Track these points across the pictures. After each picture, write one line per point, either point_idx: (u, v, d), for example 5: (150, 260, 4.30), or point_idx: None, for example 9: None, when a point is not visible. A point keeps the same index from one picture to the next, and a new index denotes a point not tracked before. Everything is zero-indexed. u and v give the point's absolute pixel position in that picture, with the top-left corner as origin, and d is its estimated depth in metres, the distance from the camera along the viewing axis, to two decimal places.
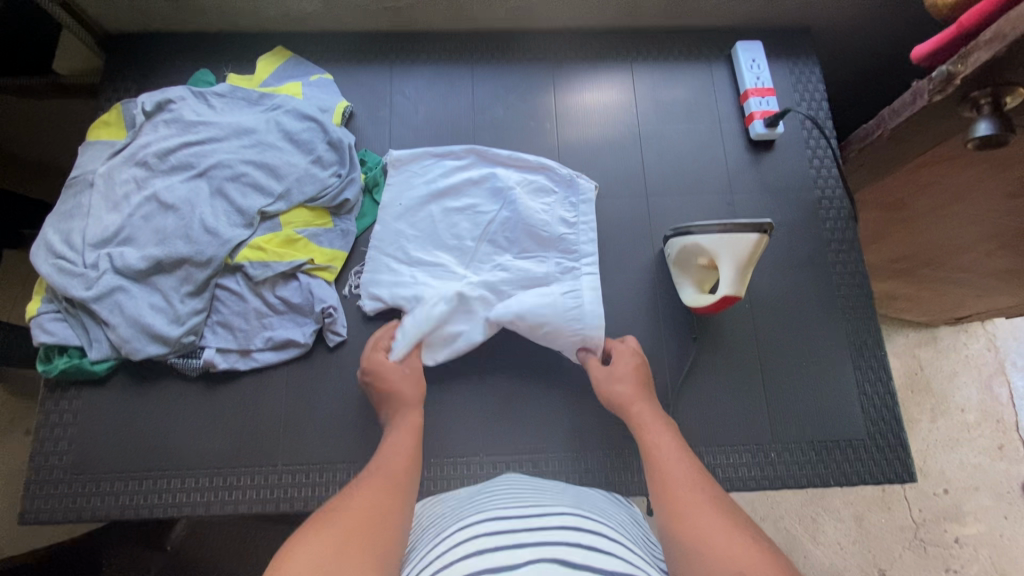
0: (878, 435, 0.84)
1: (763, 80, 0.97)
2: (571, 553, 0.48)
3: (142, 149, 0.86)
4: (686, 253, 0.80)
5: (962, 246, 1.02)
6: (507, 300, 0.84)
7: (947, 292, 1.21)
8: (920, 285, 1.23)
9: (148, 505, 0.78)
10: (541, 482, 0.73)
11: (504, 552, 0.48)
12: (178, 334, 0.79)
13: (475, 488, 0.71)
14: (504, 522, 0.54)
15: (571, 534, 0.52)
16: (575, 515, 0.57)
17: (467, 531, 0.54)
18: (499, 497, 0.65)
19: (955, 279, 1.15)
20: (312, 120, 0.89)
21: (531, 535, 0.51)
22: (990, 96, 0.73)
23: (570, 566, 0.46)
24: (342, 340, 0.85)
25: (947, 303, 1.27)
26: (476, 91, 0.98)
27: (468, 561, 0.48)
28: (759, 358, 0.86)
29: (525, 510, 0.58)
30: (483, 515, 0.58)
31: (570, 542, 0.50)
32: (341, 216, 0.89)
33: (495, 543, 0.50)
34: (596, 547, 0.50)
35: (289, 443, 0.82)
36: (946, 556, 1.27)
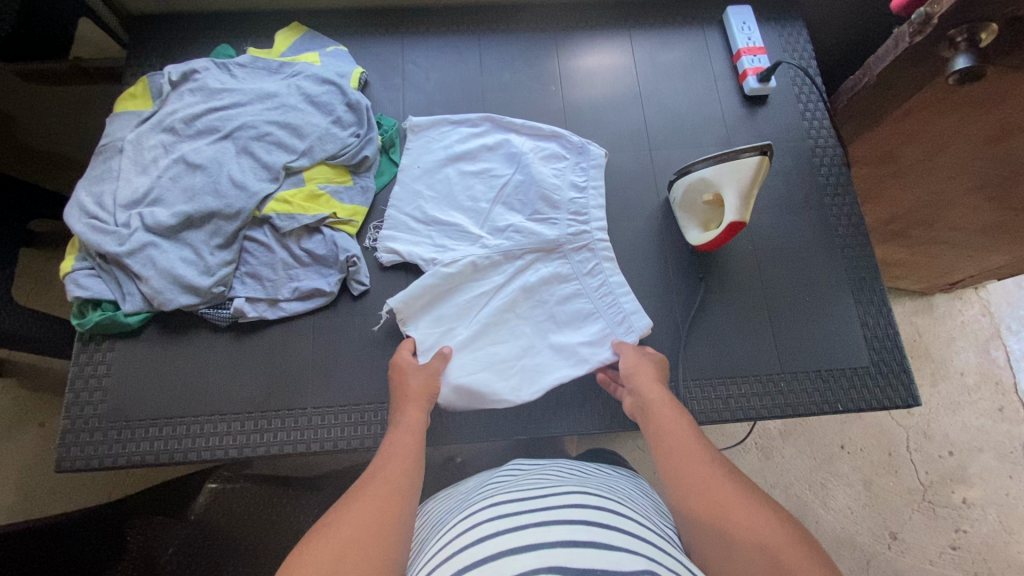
0: (881, 362, 0.87)
1: (753, 40, 1.03)
2: (574, 533, 0.51)
3: (169, 116, 0.91)
4: (693, 191, 0.85)
5: (951, 200, 1.07)
6: (537, 299, 0.88)
7: (939, 253, 1.25)
8: (912, 247, 1.27)
9: (181, 450, 0.80)
10: (559, 465, 0.75)
11: (508, 535, 0.52)
12: (209, 284, 0.82)
13: (496, 474, 0.74)
14: (515, 507, 0.57)
15: (581, 513, 0.55)
16: (581, 494, 0.60)
17: (481, 516, 0.58)
18: (517, 481, 0.68)
19: (945, 237, 1.20)
20: (331, 84, 0.94)
21: (541, 516, 0.54)
22: (966, 34, 0.79)
23: (577, 544, 0.50)
24: (365, 289, 0.88)
25: (940, 268, 1.32)
26: (483, 62, 1.04)
27: (477, 546, 0.52)
28: (764, 298, 0.90)
29: (536, 493, 0.61)
30: (494, 499, 0.62)
31: (575, 522, 0.53)
32: (361, 174, 0.93)
33: (504, 527, 0.53)
34: (602, 525, 0.53)
35: (318, 386, 0.84)
36: (956, 517, 1.29)
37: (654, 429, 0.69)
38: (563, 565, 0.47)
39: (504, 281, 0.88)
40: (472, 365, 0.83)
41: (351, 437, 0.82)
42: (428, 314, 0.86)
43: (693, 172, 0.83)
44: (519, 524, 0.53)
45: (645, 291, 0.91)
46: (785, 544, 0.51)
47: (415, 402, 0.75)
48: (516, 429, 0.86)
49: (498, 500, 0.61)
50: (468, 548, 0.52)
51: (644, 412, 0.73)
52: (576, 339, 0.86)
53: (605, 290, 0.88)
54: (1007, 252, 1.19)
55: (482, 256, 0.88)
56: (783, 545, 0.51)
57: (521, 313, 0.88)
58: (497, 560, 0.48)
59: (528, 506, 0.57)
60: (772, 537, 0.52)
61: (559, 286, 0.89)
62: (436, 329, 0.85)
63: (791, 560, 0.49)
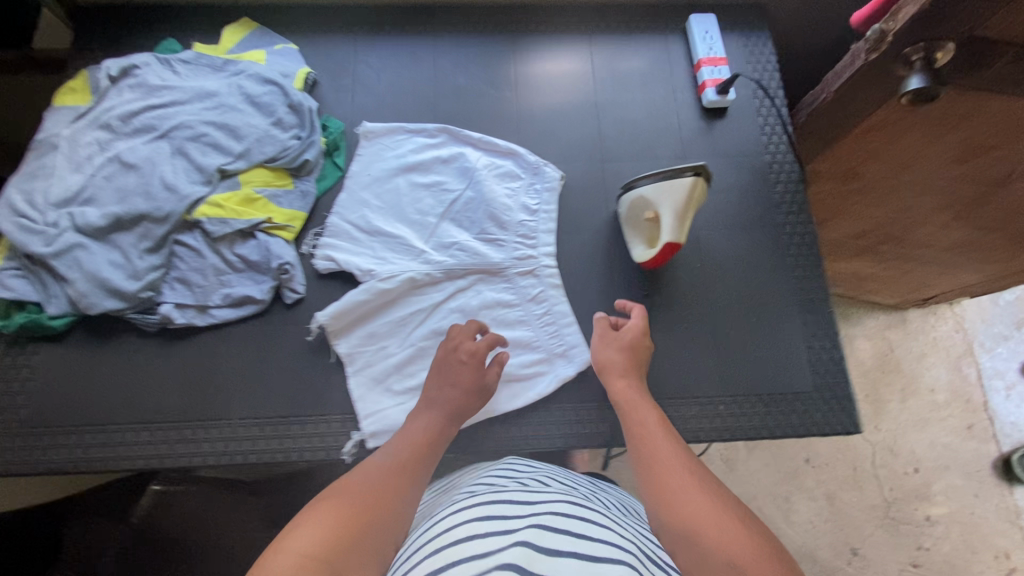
0: (824, 388, 0.86)
1: (715, 50, 1.00)
2: (561, 543, 0.50)
3: (107, 113, 0.89)
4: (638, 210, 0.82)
5: (920, 216, 1.05)
6: (479, 326, 0.86)
7: (911, 268, 1.24)
8: (884, 263, 1.25)
9: (101, 458, 0.78)
10: (546, 471, 0.74)
11: (495, 536, 0.51)
12: (135, 288, 0.80)
13: (479, 471, 0.73)
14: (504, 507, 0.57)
15: (567, 521, 0.54)
16: (568, 503, 0.59)
17: (465, 517, 0.57)
18: (502, 480, 0.67)
19: (915, 253, 1.18)
20: (273, 84, 0.91)
21: (527, 520, 0.54)
22: (922, 52, 0.75)
23: (564, 556, 0.49)
24: (299, 297, 0.86)
25: (914, 282, 1.30)
26: (438, 64, 1.01)
27: (465, 543, 0.51)
28: (710, 317, 0.89)
29: (523, 496, 0.60)
30: (485, 496, 0.61)
31: (561, 532, 0.52)
32: (301, 177, 0.90)
33: (493, 529, 0.53)
34: (586, 534, 0.52)
35: (246, 398, 0.82)
36: (918, 534, 1.28)
37: (637, 441, 0.67)
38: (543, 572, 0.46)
39: (443, 298, 0.86)
40: (399, 393, 0.82)
41: (276, 451, 0.80)
42: (359, 330, 0.84)
43: (637, 191, 0.80)
44: (510, 526, 0.52)
45: (590, 307, 0.89)
46: (753, 559, 0.50)
47: (431, 403, 0.74)
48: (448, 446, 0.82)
49: (490, 498, 0.60)
50: (454, 545, 0.51)
51: (633, 418, 0.71)
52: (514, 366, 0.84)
53: (549, 318, 0.87)
54: (978, 269, 1.19)
55: (423, 271, 0.86)
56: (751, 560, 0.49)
57: None
58: (482, 557, 0.48)
59: (517, 510, 0.56)
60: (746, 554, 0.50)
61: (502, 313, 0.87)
62: (366, 346, 0.84)
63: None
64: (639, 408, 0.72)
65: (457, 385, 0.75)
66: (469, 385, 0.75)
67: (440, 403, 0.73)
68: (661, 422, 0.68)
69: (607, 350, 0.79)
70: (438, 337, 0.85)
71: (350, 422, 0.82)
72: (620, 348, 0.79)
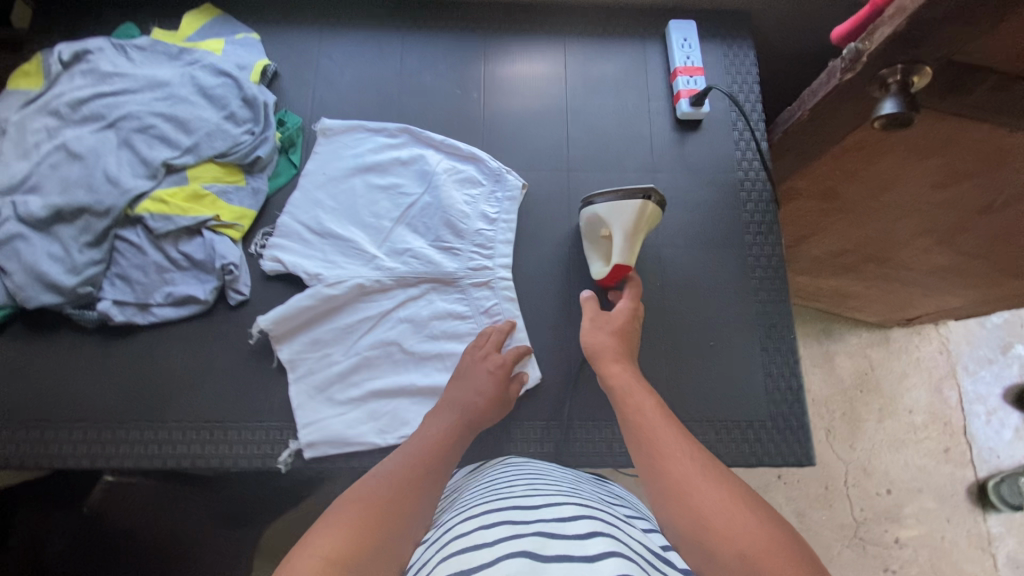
0: (780, 416, 0.83)
1: (693, 59, 0.96)
2: (572, 546, 0.46)
3: (55, 99, 0.85)
4: (591, 231, 0.82)
5: (900, 241, 1.02)
6: (428, 336, 0.84)
7: (894, 289, 1.20)
8: (867, 282, 1.21)
9: (33, 454, 0.77)
10: (551, 469, 0.71)
11: (502, 544, 0.47)
12: (73, 283, 0.77)
13: (488, 470, 0.71)
14: (512, 513, 0.52)
15: (576, 523, 0.49)
16: (579, 505, 0.55)
17: (471, 525, 0.53)
18: (509, 484, 0.63)
19: (899, 276, 1.15)
20: (228, 77, 0.89)
21: (535, 526, 0.50)
22: (899, 75, 0.71)
23: (574, 558, 0.44)
24: (244, 299, 0.84)
25: (897, 303, 1.26)
26: (405, 60, 0.97)
27: (473, 553, 0.47)
28: (667, 338, 0.86)
29: (531, 500, 0.56)
30: (490, 504, 0.57)
31: (574, 535, 0.47)
32: (254, 174, 0.88)
33: (499, 536, 0.49)
34: (596, 534, 0.47)
35: (183, 401, 0.80)
36: (885, 556, 1.26)
37: (632, 425, 0.63)
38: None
39: (392, 306, 0.84)
40: (341, 402, 0.80)
41: (210, 457, 0.78)
42: (303, 336, 0.82)
43: (589, 210, 0.79)
44: (518, 535, 0.48)
45: (546, 322, 0.86)
46: (767, 552, 0.45)
47: (445, 407, 0.72)
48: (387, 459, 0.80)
49: (495, 506, 0.56)
50: (461, 554, 0.47)
51: (627, 401, 0.66)
52: None
53: None
54: (962, 294, 1.15)
55: (372, 278, 0.84)
56: (764, 554, 0.44)
57: (408, 345, 0.83)
58: (486, 567, 0.44)
59: (526, 515, 0.52)
60: (756, 543, 0.46)
61: (453, 324, 0.84)
62: (310, 352, 0.82)
63: (775, 572, 0.43)
64: (636, 393, 0.67)
65: (481, 393, 0.73)
66: (492, 395, 0.73)
67: (460, 405, 0.71)
68: (657, 405, 0.62)
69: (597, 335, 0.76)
70: (385, 346, 0.83)
71: (288, 430, 0.80)
72: (611, 334, 0.76)
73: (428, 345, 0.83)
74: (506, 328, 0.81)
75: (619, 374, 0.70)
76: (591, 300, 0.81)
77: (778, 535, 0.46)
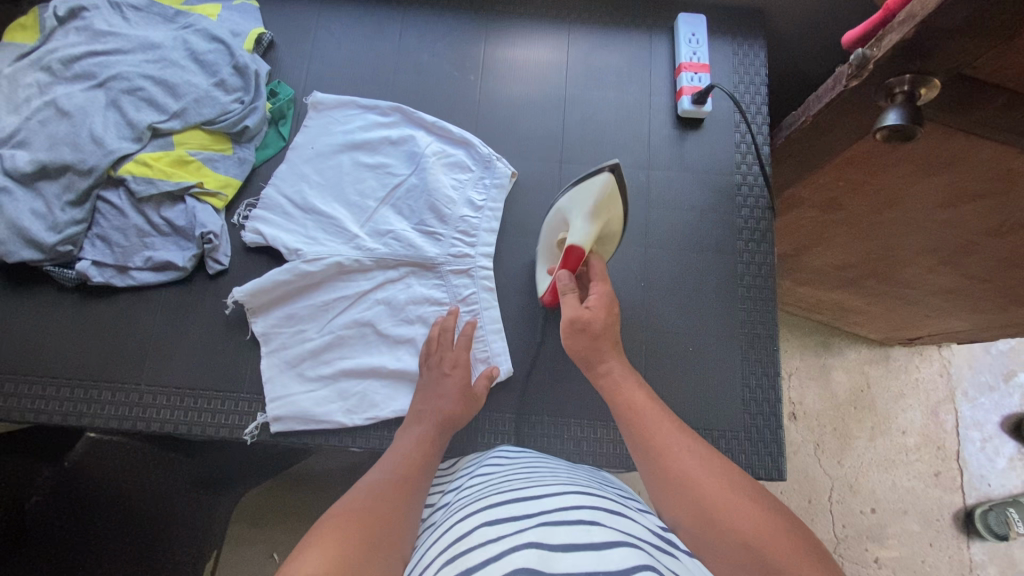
0: (755, 428, 0.82)
1: (699, 55, 0.93)
2: (575, 534, 0.46)
3: (49, 54, 0.85)
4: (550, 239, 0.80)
5: (905, 257, 0.98)
6: (404, 320, 0.83)
7: (897, 306, 1.16)
8: (869, 297, 1.18)
9: (7, 407, 0.78)
10: (540, 459, 0.69)
11: (504, 541, 0.46)
12: (53, 241, 0.77)
13: (479, 461, 0.70)
14: (511, 509, 0.52)
15: (578, 513, 0.49)
16: (576, 493, 0.55)
17: (476, 521, 0.52)
18: (506, 477, 0.62)
19: (903, 293, 1.11)
20: (221, 43, 0.87)
21: (539, 518, 0.49)
22: (907, 85, 0.67)
23: (579, 546, 0.44)
24: (223, 269, 0.83)
25: (899, 321, 1.22)
26: (405, 37, 0.95)
27: (475, 552, 0.46)
28: (647, 340, 0.84)
29: (531, 491, 0.55)
30: (486, 500, 0.56)
31: (575, 523, 0.47)
32: (241, 143, 0.87)
33: (502, 532, 0.48)
34: (599, 523, 0.48)
35: (157, 365, 0.81)
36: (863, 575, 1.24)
37: (625, 418, 0.62)
38: (556, 569, 0.41)
39: (370, 287, 0.83)
40: (311, 379, 0.80)
41: (179, 424, 0.79)
42: (279, 310, 0.81)
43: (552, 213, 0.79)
44: (517, 529, 0.47)
45: (525, 315, 0.85)
46: (768, 535, 0.47)
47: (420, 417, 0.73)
48: (354, 440, 0.79)
49: (490, 502, 0.55)
50: (465, 553, 0.47)
51: (617, 393, 0.65)
52: None
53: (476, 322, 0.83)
54: (966, 317, 1.11)
55: (352, 257, 0.83)
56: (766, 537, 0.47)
57: (382, 328, 0.82)
58: (493, 564, 0.43)
59: (525, 509, 0.51)
60: (762, 528, 0.47)
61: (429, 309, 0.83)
62: (284, 327, 0.81)
63: (782, 556, 0.45)
64: (628, 386, 0.65)
65: (444, 395, 0.74)
66: (457, 396, 0.74)
67: (429, 416, 0.72)
68: (652, 398, 0.62)
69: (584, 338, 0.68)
70: (359, 327, 0.82)
71: (258, 403, 0.80)
72: (595, 339, 0.68)
73: (403, 329, 0.82)
74: (451, 325, 0.79)
75: (610, 368, 0.67)
76: (568, 291, 0.69)
77: (779, 519, 0.49)
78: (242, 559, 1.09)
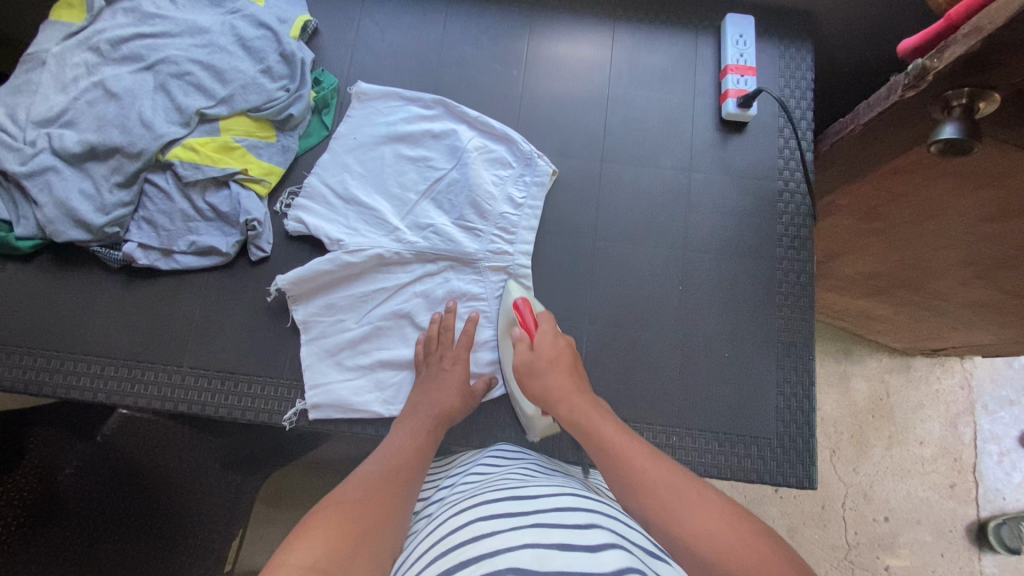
0: (787, 436, 0.82)
1: (746, 57, 0.92)
2: (569, 535, 0.47)
3: (97, 34, 0.85)
4: (505, 334, 0.82)
5: (939, 270, 0.96)
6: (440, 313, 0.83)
7: (924, 318, 1.15)
8: (897, 307, 1.16)
9: (50, 384, 0.79)
10: (535, 461, 0.71)
11: (501, 537, 0.47)
12: (101, 223, 0.78)
13: (475, 457, 0.72)
14: (507, 509, 0.52)
15: (573, 515, 0.51)
16: (572, 496, 0.56)
17: (470, 517, 0.53)
18: (503, 477, 0.63)
19: (932, 306, 1.09)
20: (268, 29, 0.87)
21: (534, 518, 0.50)
22: (965, 98, 0.67)
23: (572, 547, 0.45)
24: (264, 256, 0.84)
25: (924, 332, 1.21)
26: (448, 28, 0.95)
27: (472, 546, 0.47)
28: (680, 344, 0.85)
29: (527, 491, 0.56)
30: (482, 497, 0.57)
31: (569, 524, 0.49)
32: (285, 132, 0.87)
33: (498, 527, 0.49)
34: (595, 525, 0.49)
35: (199, 348, 0.82)
36: None
37: (599, 453, 0.60)
38: (550, 568, 0.42)
39: (409, 280, 0.83)
40: (349, 368, 0.81)
41: (216, 407, 0.80)
42: (319, 299, 0.82)
43: (500, 309, 0.83)
44: (513, 526, 0.48)
45: (562, 313, 0.86)
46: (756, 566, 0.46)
47: (426, 414, 0.74)
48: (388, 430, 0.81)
49: (486, 500, 0.56)
50: (461, 546, 0.48)
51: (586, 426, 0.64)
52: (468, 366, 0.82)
53: None
54: (996, 332, 1.09)
55: (392, 249, 0.83)
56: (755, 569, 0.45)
57: (418, 320, 0.83)
58: (490, 558, 0.44)
59: (521, 507, 0.52)
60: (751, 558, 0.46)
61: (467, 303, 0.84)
62: (324, 316, 0.82)
63: None
64: (597, 420, 0.64)
65: (446, 391, 0.76)
66: (454, 391, 0.76)
67: (425, 410, 0.74)
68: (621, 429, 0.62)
69: (535, 382, 0.71)
70: (399, 320, 0.83)
71: (296, 390, 0.81)
72: (543, 376, 0.71)
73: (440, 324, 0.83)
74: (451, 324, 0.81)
75: (568, 403, 0.67)
76: (519, 341, 0.75)
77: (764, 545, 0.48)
78: (267, 535, 1.12)
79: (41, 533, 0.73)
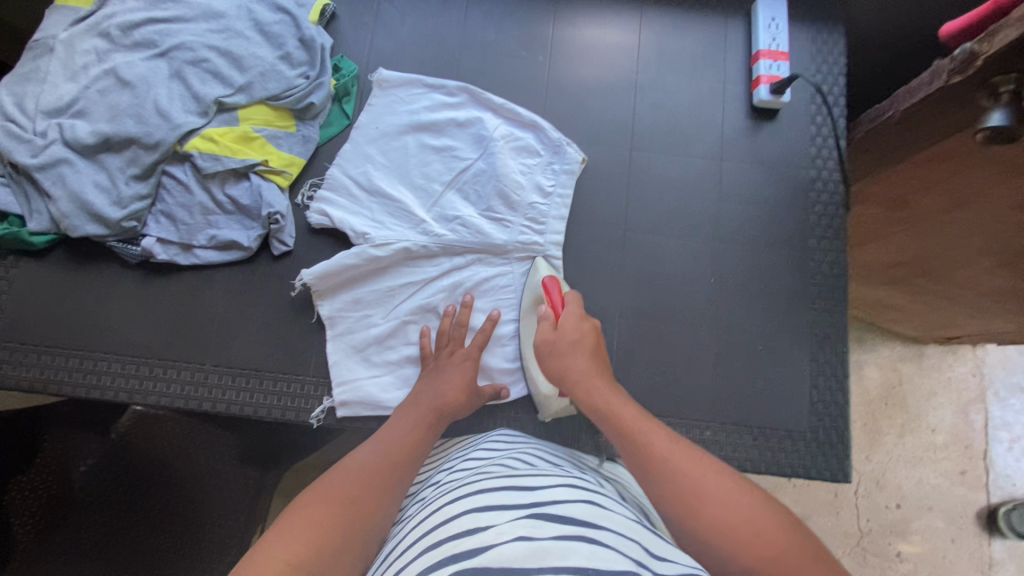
0: (820, 429, 0.81)
1: (778, 42, 0.89)
2: (566, 530, 0.42)
3: (107, 20, 0.81)
4: (530, 311, 0.81)
5: (961, 258, 0.92)
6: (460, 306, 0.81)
7: (940, 306, 1.12)
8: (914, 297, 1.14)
9: (69, 383, 0.77)
10: (537, 447, 0.67)
11: (492, 530, 0.43)
12: (119, 217, 0.76)
13: (477, 442, 0.68)
14: (501, 496, 0.48)
15: (571, 506, 0.46)
16: (574, 485, 0.51)
17: (464, 506, 0.48)
18: (504, 464, 0.58)
19: (948, 294, 1.06)
20: (286, 14, 0.84)
21: (528, 509, 0.45)
22: (1013, 84, 0.64)
23: (570, 541, 0.41)
24: (287, 250, 0.82)
25: (940, 320, 1.18)
26: (469, 12, 0.91)
27: (463, 539, 0.43)
28: (713, 337, 0.83)
29: (524, 479, 0.52)
30: (479, 483, 0.52)
31: (567, 518, 0.44)
32: (305, 121, 0.84)
33: (492, 519, 0.44)
34: (592, 521, 0.44)
35: (222, 345, 0.80)
36: (884, 567, 1.25)
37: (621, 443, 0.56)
38: (544, 565, 0.38)
39: (436, 274, 0.81)
40: (376, 364, 0.79)
41: (242, 405, 0.78)
42: (344, 294, 0.80)
43: (527, 287, 0.81)
44: (507, 518, 0.44)
45: (591, 307, 0.84)
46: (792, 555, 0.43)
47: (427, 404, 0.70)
48: None
49: (482, 486, 0.51)
50: (452, 539, 0.43)
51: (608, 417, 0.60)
52: (495, 361, 0.80)
53: None
54: (1011, 321, 1.07)
55: (419, 242, 0.81)
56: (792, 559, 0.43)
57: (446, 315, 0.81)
58: (479, 554, 0.40)
59: (519, 495, 0.48)
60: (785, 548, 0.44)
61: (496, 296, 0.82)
62: (350, 311, 0.80)
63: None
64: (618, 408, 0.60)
65: (452, 385, 0.73)
66: (461, 385, 0.73)
67: (426, 402, 0.70)
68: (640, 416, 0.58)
69: (556, 364, 0.68)
70: (426, 314, 0.81)
71: (323, 387, 0.79)
72: (563, 357, 0.67)
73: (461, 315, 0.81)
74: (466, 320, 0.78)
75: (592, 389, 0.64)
76: (543, 319, 0.72)
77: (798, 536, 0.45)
78: None
79: (57, 533, 0.71)
